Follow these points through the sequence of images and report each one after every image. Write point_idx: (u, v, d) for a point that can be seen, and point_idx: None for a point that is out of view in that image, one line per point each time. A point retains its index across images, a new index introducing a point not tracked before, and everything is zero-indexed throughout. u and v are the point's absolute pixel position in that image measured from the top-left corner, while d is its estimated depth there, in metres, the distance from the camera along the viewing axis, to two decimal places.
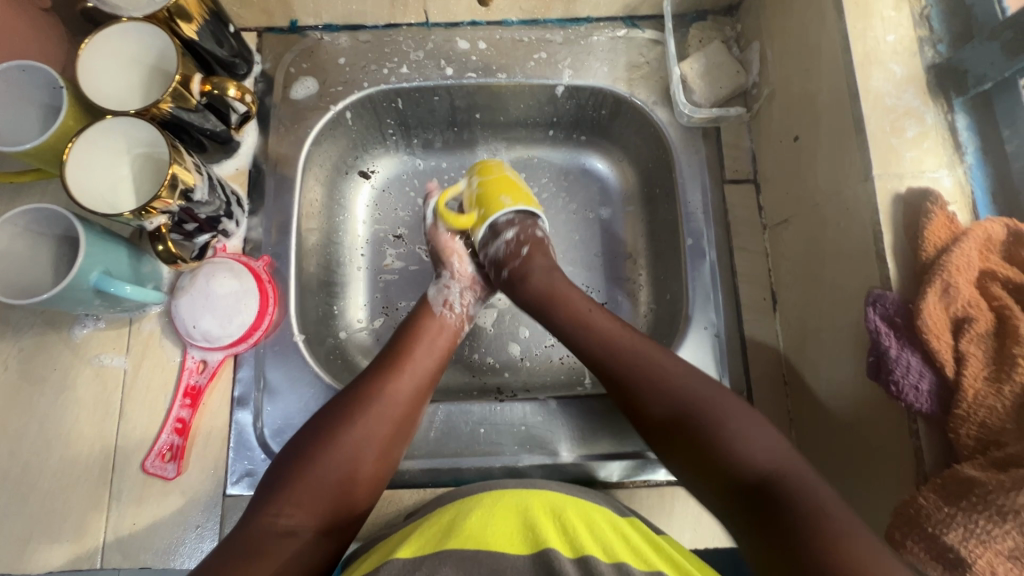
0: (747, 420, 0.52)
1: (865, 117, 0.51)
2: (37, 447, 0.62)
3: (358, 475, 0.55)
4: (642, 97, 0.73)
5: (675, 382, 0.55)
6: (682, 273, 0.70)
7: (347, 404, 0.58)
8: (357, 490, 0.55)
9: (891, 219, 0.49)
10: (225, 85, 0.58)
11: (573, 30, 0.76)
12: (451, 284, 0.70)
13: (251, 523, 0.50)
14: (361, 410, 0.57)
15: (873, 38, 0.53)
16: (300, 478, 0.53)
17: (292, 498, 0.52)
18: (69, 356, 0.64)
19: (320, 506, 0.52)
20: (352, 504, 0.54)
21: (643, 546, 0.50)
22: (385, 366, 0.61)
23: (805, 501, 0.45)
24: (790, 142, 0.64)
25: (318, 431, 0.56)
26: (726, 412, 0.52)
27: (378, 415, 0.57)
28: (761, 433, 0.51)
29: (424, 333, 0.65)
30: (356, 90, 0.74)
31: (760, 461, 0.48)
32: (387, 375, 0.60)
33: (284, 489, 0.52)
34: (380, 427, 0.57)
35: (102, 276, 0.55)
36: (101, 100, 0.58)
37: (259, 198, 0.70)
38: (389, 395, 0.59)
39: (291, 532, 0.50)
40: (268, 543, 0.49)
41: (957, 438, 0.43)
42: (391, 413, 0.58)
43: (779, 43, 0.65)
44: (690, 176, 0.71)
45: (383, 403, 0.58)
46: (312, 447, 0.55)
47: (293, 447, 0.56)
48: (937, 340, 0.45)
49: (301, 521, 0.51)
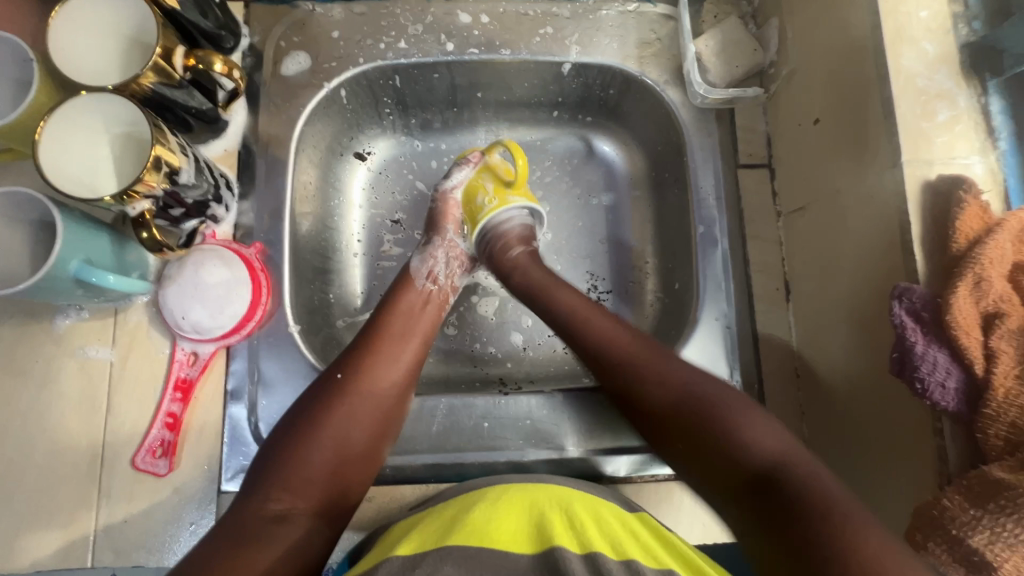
0: (756, 413, 0.50)
1: (895, 99, 0.48)
2: (21, 442, 0.59)
3: (348, 458, 0.53)
4: (653, 76, 0.70)
5: (668, 378, 0.54)
6: (692, 261, 0.68)
7: (328, 384, 0.56)
8: (350, 476, 0.53)
9: (919, 207, 0.47)
10: (210, 59, 0.54)
11: (581, 4, 0.71)
12: (438, 254, 0.67)
13: (239, 510, 0.49)
14: (342, 390, 0.55)
15: (905, 14, 0.50)
16: (288, 461, 0.51)
17: (279, 482, 0.50)
18: (52, 348, 0.61)
19: (311, 489, 0.51)
20: (344, 487, 0.53)
21: (653, 543, 0.48)
22: (366, 344, 0.59)
23: (812, 493, 0.43)
24: (809, 125, 0.61)
25: (302, 412, 0.54)
26: (737, 407, 0.50)
27: (360, 394, 0.55)
28: (768, 425, 0.49)
29: (405, 308, 0.62)
30: (351, 67, 0.69)
31: (760, 454, 0.47)
32: (368, 353, 0.58)
33: (272, 474, 0.50)
34: (364, 406, 0.55)
35: (83, 265, 0.51)
36: (71, 71, 0.53)
37: (249, 181, 0.67)
38: (373, 375, 0.57)
39: (281, 516, 0.48)
40: (259, 530, 0.47)
41: (986, 439, 0.42)
42: (375, 391, 0.56)
43: (800, 19, 0.62)
44: (702, 160, 0.68)
45: (364, 382, 0.56)
46: (296, 429, 0.53)
47: (278, 431, 0.54)
48: (966, 336, 0.43)
49: (292, 506, 0.49)
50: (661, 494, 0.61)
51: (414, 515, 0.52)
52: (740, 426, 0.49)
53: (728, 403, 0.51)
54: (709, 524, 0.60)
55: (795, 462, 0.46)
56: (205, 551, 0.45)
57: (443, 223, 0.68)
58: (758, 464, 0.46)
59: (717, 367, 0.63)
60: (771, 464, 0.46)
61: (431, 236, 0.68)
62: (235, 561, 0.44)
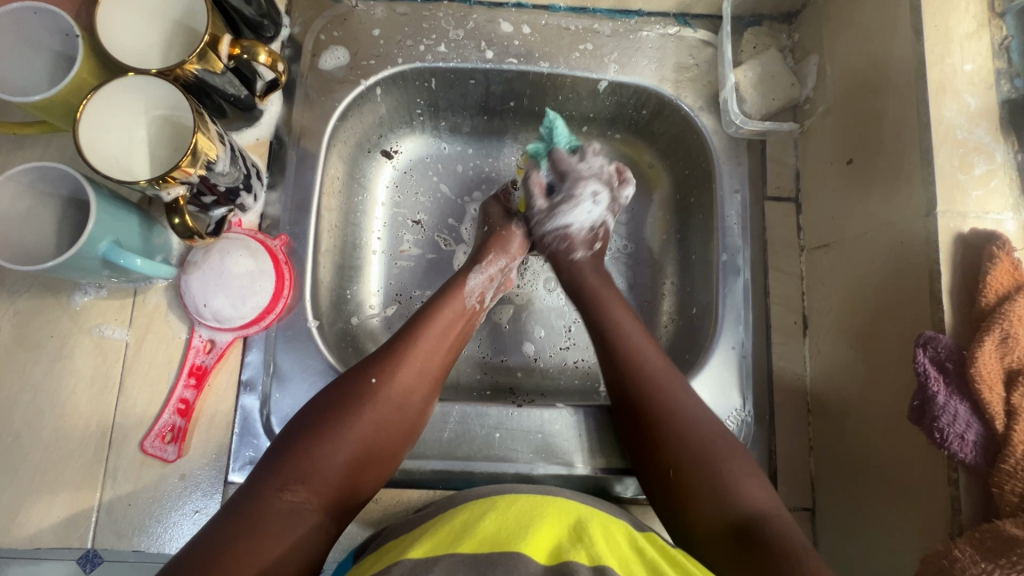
0: (743, 461, 0.52)
1: (934, 149, 0.49)
2: (29, 417, 0.58)
3: (368, 462, 0.53)
4: (688, 101, 0.70)
5: (683, 413, 0.55)
6: (713, 289, 0.68)
7: (362, 383, 0.55)
8: (365, 475, 0.53)
9: (950, 259, 0.47)
10: (255, 49, 0.54)
11: (623, 22, 0.72)
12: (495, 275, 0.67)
13: (252, 497, 0.48)
14: (376, 396, 0.55)
15: (950, 66, 0.50)
16: (306, 454, 0.50)
17: (299, 475, 0.50)
18: (67, 323, 0.60)
19: (326, 486, 0.50)
20: (357, 488, 0.52)
21: (659, 559, 0.47)
22: (399, 348, 0.58)
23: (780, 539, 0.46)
24: (841, 164, 0.61)
25: (328, 404, 0.54)
26: (722, 442, 0.53)
27: (396, 405, 0.55)
28: (755, 476, 0.52)
29: (442, 317, 0.61)
30: (389, 66, 0.69)
31: (745, 504, 0.49)
32: (404, 360, 0.57)
33: (289, 465, 0.50)
34: (391, 415, 0.55)
35: (112, 246, 0.51)
36: (120, 52, 0.53)
37: (279, 172, 0.66)
38: (404, 385, 0.56)
39: (295, 510, 0.48)
40: (271, 520, 0.47)
41: (1001, 494, 0.42)
42: (406, 399, 0.56)
43: (841, 59, 0.62)
44: (730, 189, 0.69)
45: (395, 391, 0.56)
46: (320, 424, 0.52)
47: (300, 422, 0.53)
48: (988, 391, 0.44)
49: (306, 501, 0.49)
50: None
51: (424, 521, 0.52)
52: (735, 480, 0.51)
53: (729, 455, 0.52)
54: None
55: (773, 514, 0.49)
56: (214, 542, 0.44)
57: (509, 246, 0.69)
58: (741, 511, 0.49)
59: (730, 396, 0.64)
60: (752, 514, 0.49)
61: (494, 255, 0.68)
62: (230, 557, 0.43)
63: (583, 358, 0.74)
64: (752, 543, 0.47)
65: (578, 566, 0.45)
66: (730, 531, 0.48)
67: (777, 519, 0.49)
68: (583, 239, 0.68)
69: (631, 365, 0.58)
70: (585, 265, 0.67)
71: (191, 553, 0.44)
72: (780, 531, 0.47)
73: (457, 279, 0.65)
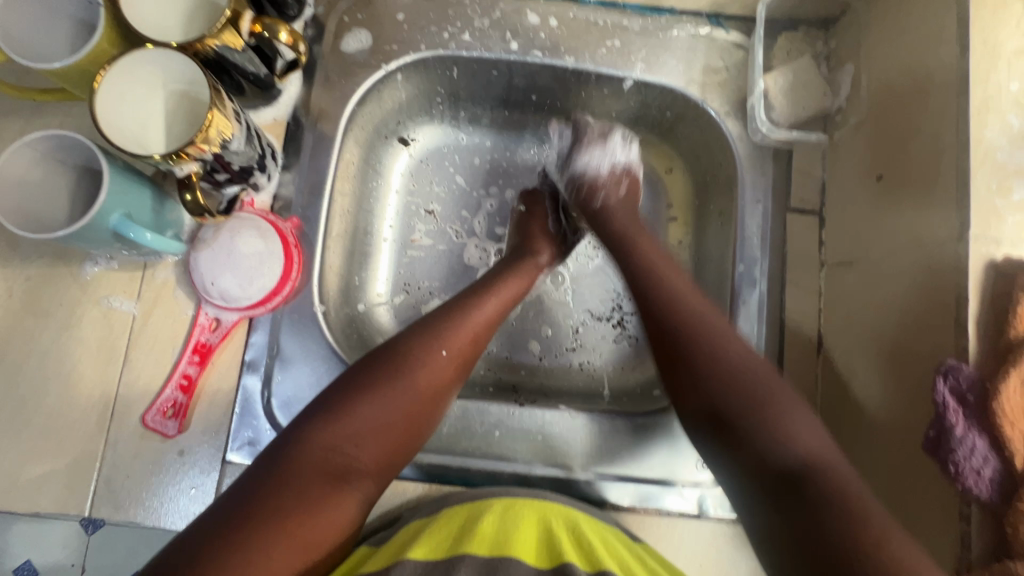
0: (798, 407, 0.49)
1: (971, 171, 0.46)
2: (36, 384, 0.59)
3: (415, 430, 0.52)
4: (715, 105, 0.68)
5: (733, 363, 0.51)
6: (727, 299, 0.67)
7: (418, 350, 0.53)
8: (412, 442, 0.52)
9: (979, 287, 0.45)
10: (277, 28, 0.55)
11: (653, 20, 0.70)
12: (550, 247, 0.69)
13: (298, 451, 0.47)
14: (432, 365, 0.53)
15: (995, 84, 0.47)
16: (357, 416, 0.49)
17: (351, 436, 0.48)
18: (76, 292, 0.61)
19: (373, 452, 0.49)
20: (401, 456, 0.51)
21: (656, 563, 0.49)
22: (457, 318, 0.57)
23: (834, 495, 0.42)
24: (871, 180, 0.59)
25: (383, 365, 0.52)
26: (779, 392, 0.49)
27: (448, 380, 0.54)
28: (808, 421, 0.48)
29: (495, 294, 0.61)
30: (411, 52, 0.68)
31: (797, 453, 0.46)
32: (461, 333, 0.56)
33: (340, 424, 0.48)
34: (443, 387, 0.54)
35: (123, 219, 0.51)
36: (142, 23, 0.52)
37: (294, 153, 0.66)
38: (458, 356, 0.55)
39: (341, 472, 0.47)
40: (318, 481, 0.46)
41: (1015, 534, 0.41)
42: (458, 376, 0.55)
43: (877, 70, 0.60)
44: (752, 199, 0.67)
45: (451, 362, 0.55)
46: (372, 386, 0.50)
47: (348, 381, 0.51)
48: (1011, 427, 0.42)
49: (354, 463, 0.48)
50: (664, 528, 0.59)
51: (422, 517, 0.53)
52: (784, 419, 0.47)
53: (780, 402, 0.48)
54: (707, 566, 0.58)
55: (826, 464, 0.45)
56: (238, 502, 0.43)
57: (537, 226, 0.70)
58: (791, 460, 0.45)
59: None
60: (804, 465, 0.45)
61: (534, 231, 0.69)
62: (262, 524, 0.42)
63: (588, 360, 0.73)
64: (795, 499, 0.43)
65: (575, 567, 0.46)
66: (779, 483, 0.45)
67: (833, 471, 0.44)
68: (608, 182, 0.68)
69: (692, 352, 0.52)
70: (616, 207, 0.67)
71: (225, 512, 0.42)
72: (831, 485, 0.43)
73: (517, 264, 0.65)
